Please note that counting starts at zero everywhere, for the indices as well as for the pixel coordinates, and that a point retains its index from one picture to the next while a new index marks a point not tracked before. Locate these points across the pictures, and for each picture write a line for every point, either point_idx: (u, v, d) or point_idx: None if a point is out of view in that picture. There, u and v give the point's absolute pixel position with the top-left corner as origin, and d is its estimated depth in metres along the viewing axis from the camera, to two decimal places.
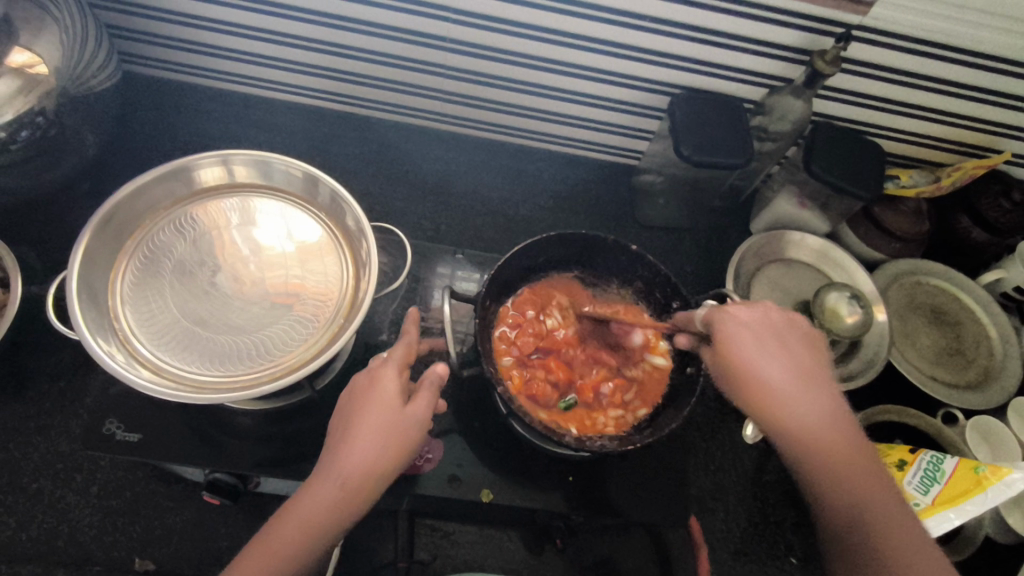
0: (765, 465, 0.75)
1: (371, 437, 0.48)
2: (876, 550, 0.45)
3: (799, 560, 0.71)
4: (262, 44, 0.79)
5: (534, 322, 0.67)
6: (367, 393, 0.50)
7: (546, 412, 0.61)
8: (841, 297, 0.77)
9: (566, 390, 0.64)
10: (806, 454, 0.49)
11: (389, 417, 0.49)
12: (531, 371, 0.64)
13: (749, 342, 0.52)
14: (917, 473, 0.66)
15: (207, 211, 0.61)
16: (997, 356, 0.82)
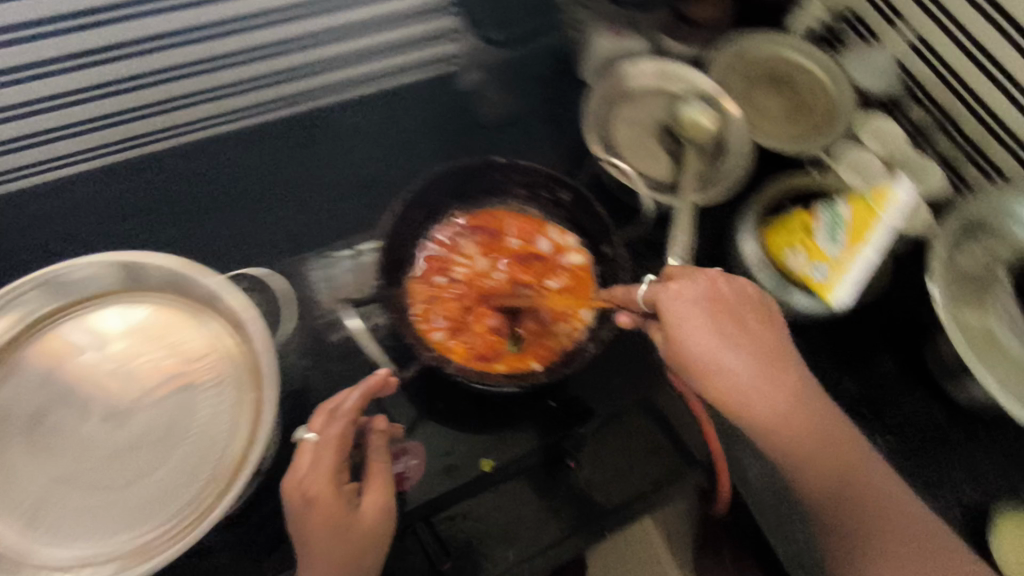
0: None
1: (338, 551, 0.54)
2: (864, 516, 0.51)
3: None
4: (24, 126, 0.72)
5: (446, 284, 0.62)
6: (314, 519, 0.53)
7: (503, 362, 0.58)
8: (694, 107, 0.81)
9: (510, 330, 0.61)
10: (777, 438, 0.53)
11: (348, 527, 0.54)
12: (468, 333, 0.60)
13: (698, 327, 0.53)
14: (824, 229, 0.71)
15: (47, 355, 0.56)
16: (834, 92, 0.84)
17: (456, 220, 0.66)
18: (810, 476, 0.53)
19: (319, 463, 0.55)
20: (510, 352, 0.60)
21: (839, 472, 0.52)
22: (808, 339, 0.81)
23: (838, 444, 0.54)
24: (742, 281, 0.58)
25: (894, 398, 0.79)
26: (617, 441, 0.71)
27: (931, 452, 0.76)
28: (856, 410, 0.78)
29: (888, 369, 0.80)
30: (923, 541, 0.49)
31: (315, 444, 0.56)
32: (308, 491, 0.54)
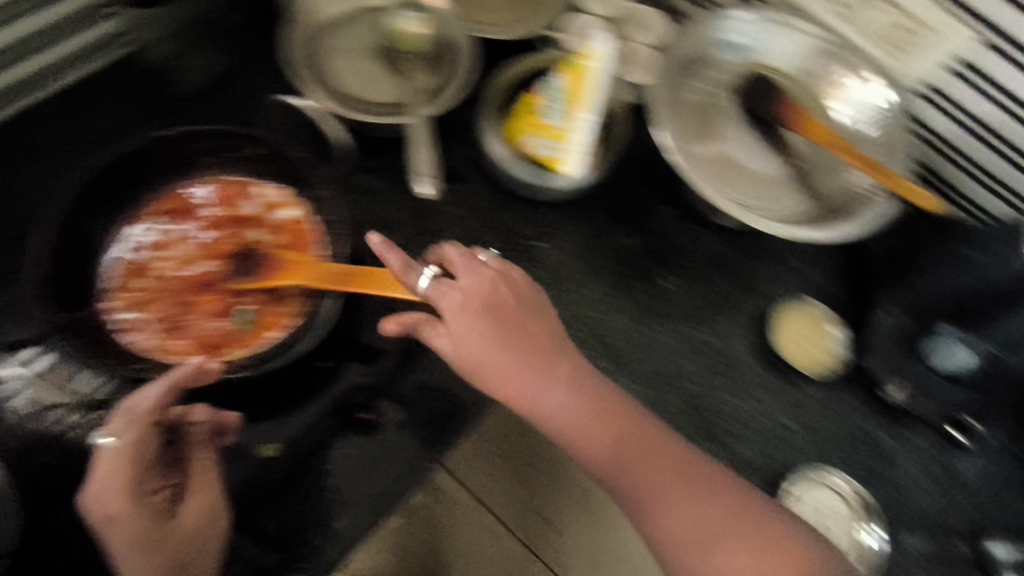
0: (461, 200, 0.80)
1: (151, 562, 0.53)
2: (643, 478, 0.60)
3: (545, 240, 0.80)
4: None
5: (162, 269, 0.65)
6: (120, 531, 0.52)
7: (235, 345, 0.63)
8: (404, 19, 0.77)
9: (238, 306, 0.64)
10: (556, 431, 0.61)
11: (161, 535, 0.54)
12: (193, 320, 0.64)
13: (469, 335, 0.61)
14: (545, 103, 0.72)
15: None
16: None
17: (158, 200, 0.68)
18: (598, 455, 0.60)
19: (117, 474, 0.52)
20: (245, 332, 0.64)
21: (617, 443, 0.60)
22: (580, 207, 0.82)
23: (617, 419, 0.61)
24: (531, 289, 0.65)
25: (667, 236, 0.84)
26: (411, 377, 0.72)
27: (707, 273, 0.83)
28: (638, 258, 0.82)
29: (656, 212, 0.84)
30: (686, 479, 0.60)
31: (115, 451, 0.53)
32: (110, 502, 0.52)
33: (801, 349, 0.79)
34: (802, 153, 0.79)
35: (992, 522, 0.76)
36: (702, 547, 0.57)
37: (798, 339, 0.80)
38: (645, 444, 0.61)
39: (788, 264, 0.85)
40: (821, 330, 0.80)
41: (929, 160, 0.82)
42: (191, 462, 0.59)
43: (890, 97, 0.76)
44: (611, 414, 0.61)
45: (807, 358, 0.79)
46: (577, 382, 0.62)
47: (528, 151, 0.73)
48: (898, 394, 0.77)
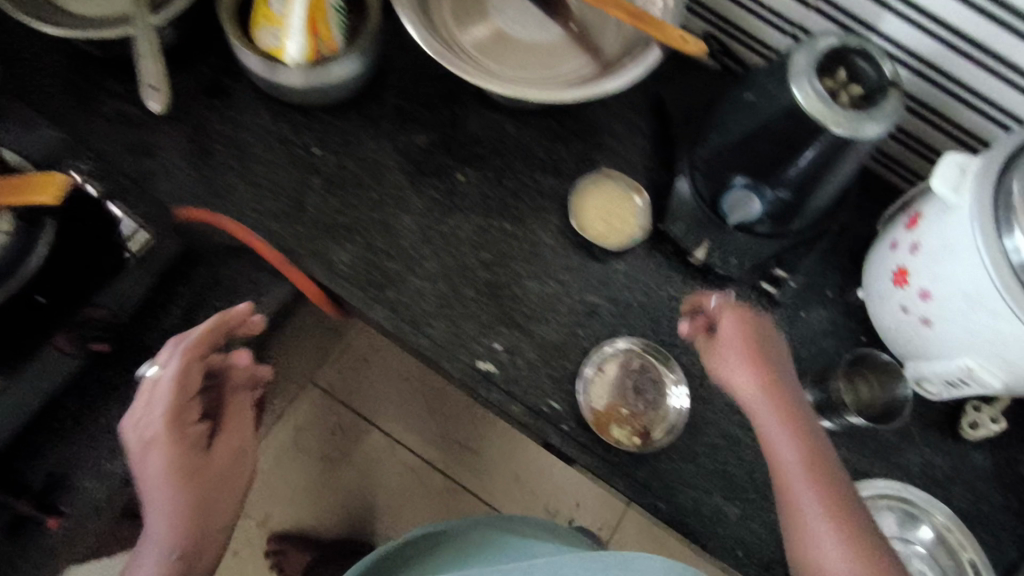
0: (220, 118, 0.75)
1: (188, 492, 0.61)
2: (817, 545, 0.56)
3: (321, 147, 0.75)
4: None
5: None
6: (161, 450, 0.61)
7: None
8: None
9: None
10: (778, 480, 0.60)
11: (201, 465, 0.63)
12: None
13: (744, 386, 0.63)
14: None
15: None
16: None
17: None
18: (794, 506, 0.58)
19: (164, 399, 0.63)
20: None
21: (810, 469, 0.58)
22: (361, 106, 0.77)
23: (829, 497, 0.57)
24: (769, 325, 0.66)
25: (462, 125, 0.79)
26: (168, 299, 0.80)
27: (506, 160, 0.78)
28: (430, 153, 0.77)
29: (451, 105, 0.79)
30: (861, 558, 0.54)
31: (165, 381, 0.64)
32: (156, 425, 0.62)
33: (608, 226, 0.76)
34: (577, 12, 0.74)
35: (808, 370, 0.76)
36: (812, 533, 0.56)
37: (601, 217, 0.76)
38: (823, 469, 0.58)
39: (593, 141, 0.81)
40: (620, 199, 0.77)
41: (716, 7, 0.78)
42: (228, 403, 0.70)
43: None
44: (805, 446, 0.59)
45: (615, 232, 0.76)
46: (800, 423, 0.61)
47: (269, 47, 0.69)
48: (699, 254, 0.75)
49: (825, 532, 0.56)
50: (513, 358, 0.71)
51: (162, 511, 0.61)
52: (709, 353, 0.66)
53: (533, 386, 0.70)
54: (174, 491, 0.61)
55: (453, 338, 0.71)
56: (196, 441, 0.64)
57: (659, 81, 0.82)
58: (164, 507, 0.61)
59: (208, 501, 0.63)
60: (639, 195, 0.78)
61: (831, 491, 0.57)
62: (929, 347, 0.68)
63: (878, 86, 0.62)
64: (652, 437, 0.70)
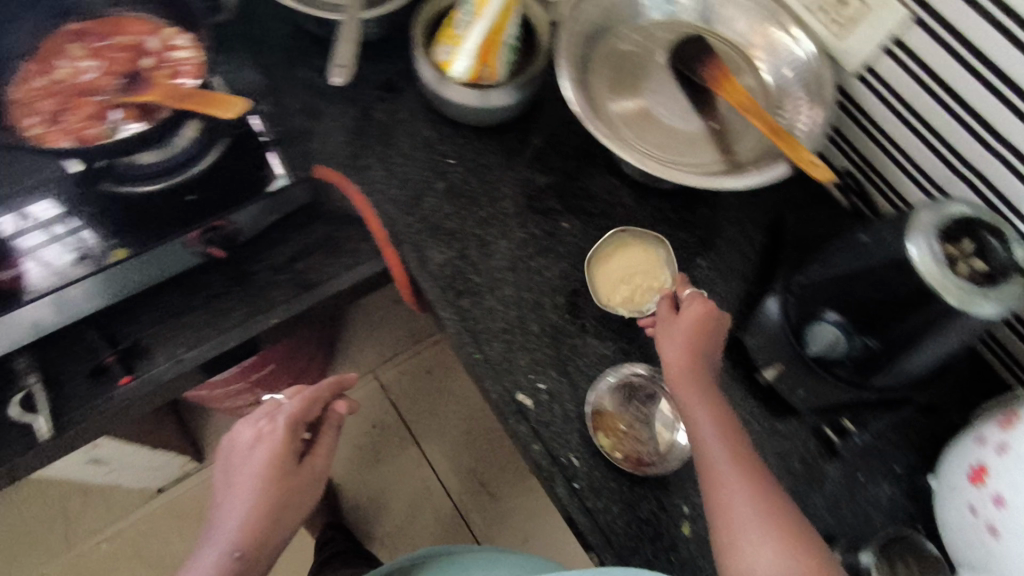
0: (383, 108, 0.84)
1: (269, 494, 0.67)
2: (719, 489, 0.57)
3: (455, 159, 0.83)
4: None
5: (50, 79, 0.63)
6: (268, 449, 0.68)
7: (62, 132, 0.59)
8: None
9: (69, 113, 0.61)
10: (696, 443, 0.60)
11: (285, 478, 0.68)
12: (63, 122, 0.60)
13: (673, 345, 0.65)
14: (464, 9, 0.74)
15: None
16: None
17: (62, 28, 0.66)
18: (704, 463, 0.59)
19: (283, 412, 0.72)
20: (70, 127, 0.60)
21: (734, 455, 0.58)
22: (502, 136, 0.85)
23: (740, 457, 0.58)
24: (728, 321, 0.68)
25: (583, 181, 0.84)
26: (281, 241, 0.76)
27: (611, 224, 0.82)
28: (545, 195, 0.82)
29: (582, 165, 0.85)
30: (770, 514, 0.55)
31: (292, 398, 0.74)
32: (274, 428, 0.70)
33: (637, 288, 0.77)
34: (720, 113, 0.78)
35: (848, 535, 0.70)
36: (742, 522, 0.55)
37: (623, 282, 0.77)
38: (748, 460, 0.58)
39: (701, 234, 0.82)
40: (642, 258, 0.79)
41: (860, 147, 0.79)
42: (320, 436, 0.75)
43: (806, 51, 0.74)
44: (719, 426, 0.60)
45: (643, 291, 0.77)
46: (717, 404, 0.62)
47: (433, 59, 0.78)
48: (770, 374, 0.74)
49: (745, 504, 0.55)
50: (550, 402, 0.72)
51: (244, 505, 0.66)
52: (662, 324, 0.68)
53: (560, 435, 0.70)
54: (259, 494, 0.66)
55: (504, 362, 0.73)
56: (293, 455, 0.70)
57: (783, 203, 0.83)
58: (245, 505, 0.66)
59: (280, 516, 0.67)
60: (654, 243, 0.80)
61: (755, 478, 0.57)
62: (991, 562, 0.61)
63: (1002, 268, 0.60)
64: (644, 465, 0.69)
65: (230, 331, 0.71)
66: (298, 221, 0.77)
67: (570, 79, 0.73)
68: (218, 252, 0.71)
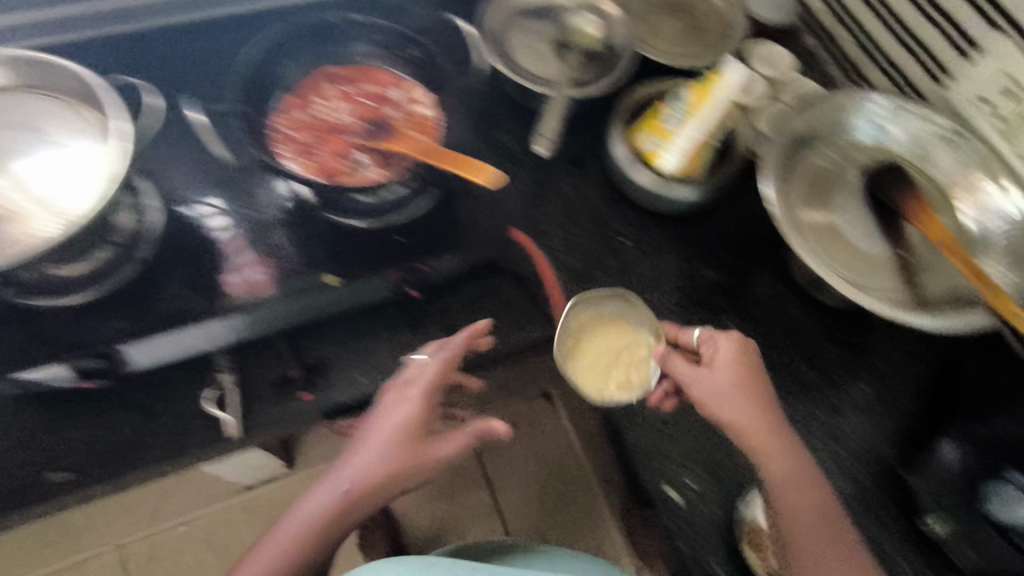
0: (569, 178, 0.88)
1: (393, 451, 0.66)
2: (797, 535, 0.62)
3: (629, 239, 0.85)
4: None
5: (306, 112, 0.68)
6: (400, 414, 0.67)
7: (315, 167, 0.65)
8: (580, 16, 0.88)
9: (321, 149, 0.66)
10: (765, 484, 0.64)
11: (414, 439, 0.67)
12: (317, 157, 0.66)
13: (720, 388, 0.67)
14: (675, 109, 0.79)
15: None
16: (727, 18, 0.95)
17: (319, 66, 0.72)
18: (778, 506, 0.63)
19: (419, 376, 0.68)
20: (322, 163, 0.65)
21: (805, 496, 0.63)
22: (677, 225, 0.87)
23: (811, 502, 0.63)
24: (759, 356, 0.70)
25: (750, 284, 0.85)
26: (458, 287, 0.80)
27: (774, 332, 0.82)
28: (712, 292, 0.84)
29: (750, 265, 0.86)
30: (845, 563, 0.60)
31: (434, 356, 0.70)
32: (408, 392, 0.68)
33: (628, 363, 0.77)
34: (911, 245, 0.77)
35: None
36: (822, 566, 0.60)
37: (610, 366, 0.77)
38: (822, 507, 0.63)
39: (867, 360, 0.81)
40: (615, 327, 0.78)
41: None
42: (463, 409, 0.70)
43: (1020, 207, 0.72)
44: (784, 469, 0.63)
45: (636, 361, 0.77)
46: (783, 444, 0.65)
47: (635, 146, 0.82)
48: (937, 525, 0.70)
49: (829, 556, 0.60)
50: (700, 502, 0.72)
51: (368, 458, 0.65)
52: (698, 383, 0.69)
53: (703, 536, 0.71)
54: (385, 457, 0.65)
55: (656, 450, 0.73)
56: (422, 423, 0.67)
57: (959, 344, 0.81)
58: (371, 455, 0.65)
59: (399, 475, 0.66)
60: (615, 303, 0.79)
61: (828, 526, 0.62)
62: None
63: None
64: None
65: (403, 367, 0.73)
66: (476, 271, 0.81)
67: (770, 187, 0.77)
68: (416, 291, 0.75)
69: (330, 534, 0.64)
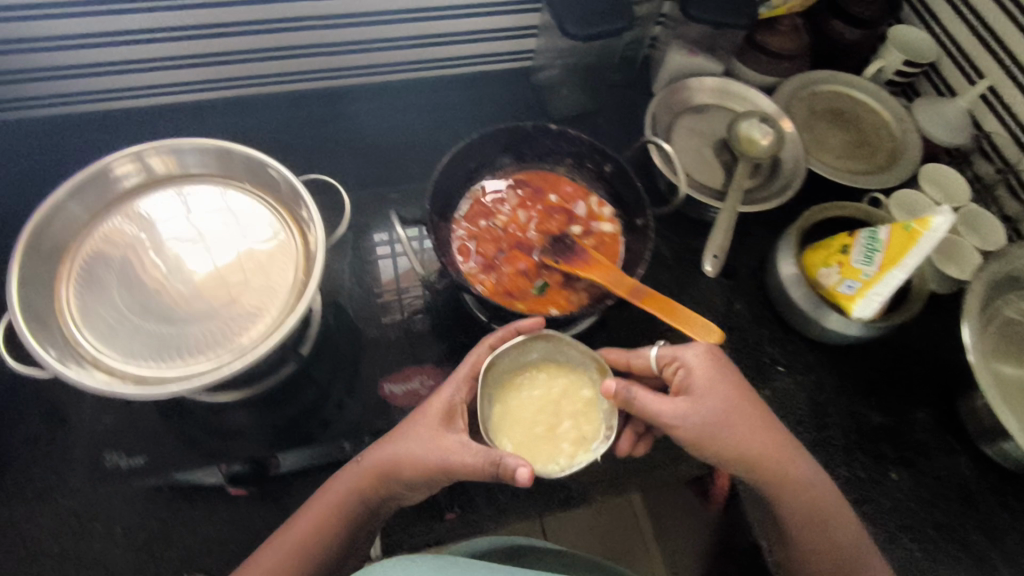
0: (725, 291, 0.83)
1: (397, 445, 0.55)
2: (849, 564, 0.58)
3: (785, 367, 0.80)
4: (144, 75, 0.80)
5: (488, 224, 0.66)
6: (430, 404, 0.57)
7: (498, 288, 0.62)
8: (751, 124, 0.83)
9: (505, 265, 0.64)
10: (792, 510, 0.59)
11: (428, 428, 0.55)
12: (498, 272, 0.63)
13: (717, 412, 0.57)
14: (861, 250, 0.71)
15: (123, 223, 0.56)
16: (898, 137, 0.91)
17: (504, 169, 0.69)
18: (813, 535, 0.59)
19: (459, 372, 0.58)
20: (505, 282, 0.63)
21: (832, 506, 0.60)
22: (835, 356, 0.82)
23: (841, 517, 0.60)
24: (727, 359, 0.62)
25: (915, 431, 0.78)
26: None
27: (944, 490, 0.75)
28: (874, 436, 0.77)
29: (914, 408, 0.80)
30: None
31: (477, 352, 0.59)
32: (444, 386, 0.58)
33: (551, 434, 0.57)
34: None
35: None
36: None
37: (544, 419, 0.58)
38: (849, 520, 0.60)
39: None
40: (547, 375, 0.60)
41: None
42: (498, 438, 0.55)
43: None
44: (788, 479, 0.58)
45: (579, 408, 0.59)
46: (783, 451, 0.59)
47: (822, 284, 0.75)
48: None
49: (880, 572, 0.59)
50: None
51: (380, 452, 0.56)
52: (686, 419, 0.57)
53: None
54: (397, 448, 0.55)
55: None
56: (450, 424, 0.56)
57: None
58: (379, 450, 0.56)
59: (396, 472, 0.54)
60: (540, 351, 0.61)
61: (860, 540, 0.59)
62: None
63: None
64: None
65: (552, 494, 0.69)
66: None
67: (971, 332, 0.68)
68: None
69: (327, 543, 0.55)
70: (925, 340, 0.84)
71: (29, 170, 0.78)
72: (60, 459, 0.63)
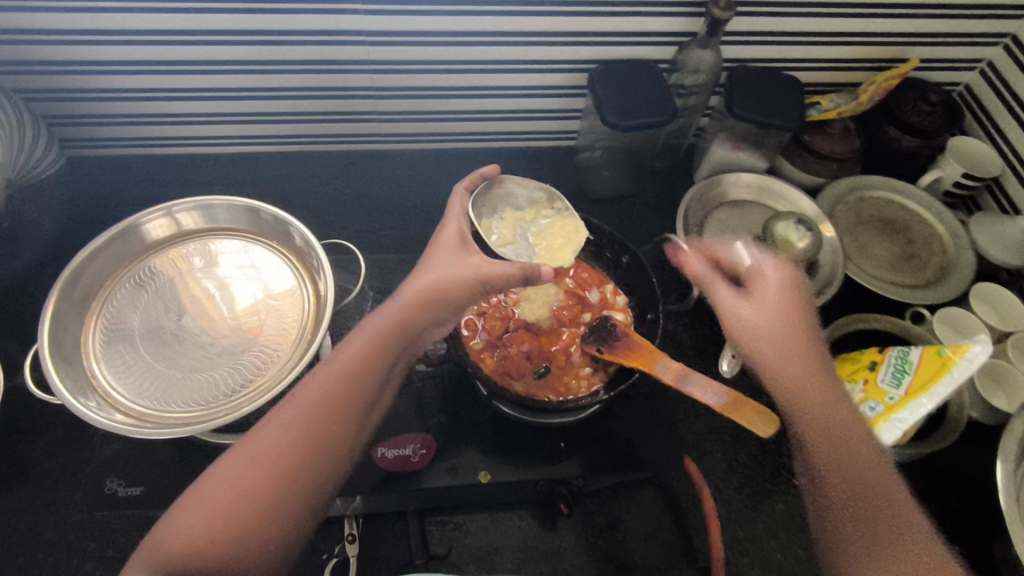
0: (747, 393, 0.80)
1: (433, 265, 0.54)
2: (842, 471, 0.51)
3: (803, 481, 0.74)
4: (215, 126, 0.88)
5: (499, 306, 0.68)
6: (439, 241, 0.55)
7: (503, 371, 0.64)
8: (788, 227, 0.81)
9: (515, 345, 0.66)
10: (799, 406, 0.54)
11: (454, 251, 0.55)
12: (503, 351, 0.66)
13: (768, 301, 0.57)
14: (890, 370, 0.68)
15: (155, 267, 0.61)
16: (950, 252, 0.87)
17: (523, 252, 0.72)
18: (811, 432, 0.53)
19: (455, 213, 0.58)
20: (511, 360, 0.65)
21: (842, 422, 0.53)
22: None
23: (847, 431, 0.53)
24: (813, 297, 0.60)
25: None
26: (611, 504, 0.72)
27: None
28: None
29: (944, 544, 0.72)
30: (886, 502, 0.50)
31: (461, 198, 0.60)
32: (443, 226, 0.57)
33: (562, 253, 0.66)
34: None
35: None
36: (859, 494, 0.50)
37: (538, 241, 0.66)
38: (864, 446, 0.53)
39: None
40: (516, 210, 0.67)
41: None
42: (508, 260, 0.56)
43: None
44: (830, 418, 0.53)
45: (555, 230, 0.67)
46: (830, 404, 0.54)
47: None
48: None
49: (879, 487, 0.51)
50: None
51: (410, 282, 0.53)
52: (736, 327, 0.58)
53: None
54: (426, 279, 0.52)
55: None
56: (470, 251, 0.55)
57: None
58: (409, 285, 0.53)
59: (438, 296, 0.52)
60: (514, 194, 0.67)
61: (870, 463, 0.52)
62: None
63: None
64: None
65: None
66: (629, 487, 0.73)
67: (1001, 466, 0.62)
68: (564, 509, 0.68)
69: (360, 384, 0.47)
70: (963, 471, 0.77)
71: (106, 200, 0.88)
72: (70, 475, 0.66)
